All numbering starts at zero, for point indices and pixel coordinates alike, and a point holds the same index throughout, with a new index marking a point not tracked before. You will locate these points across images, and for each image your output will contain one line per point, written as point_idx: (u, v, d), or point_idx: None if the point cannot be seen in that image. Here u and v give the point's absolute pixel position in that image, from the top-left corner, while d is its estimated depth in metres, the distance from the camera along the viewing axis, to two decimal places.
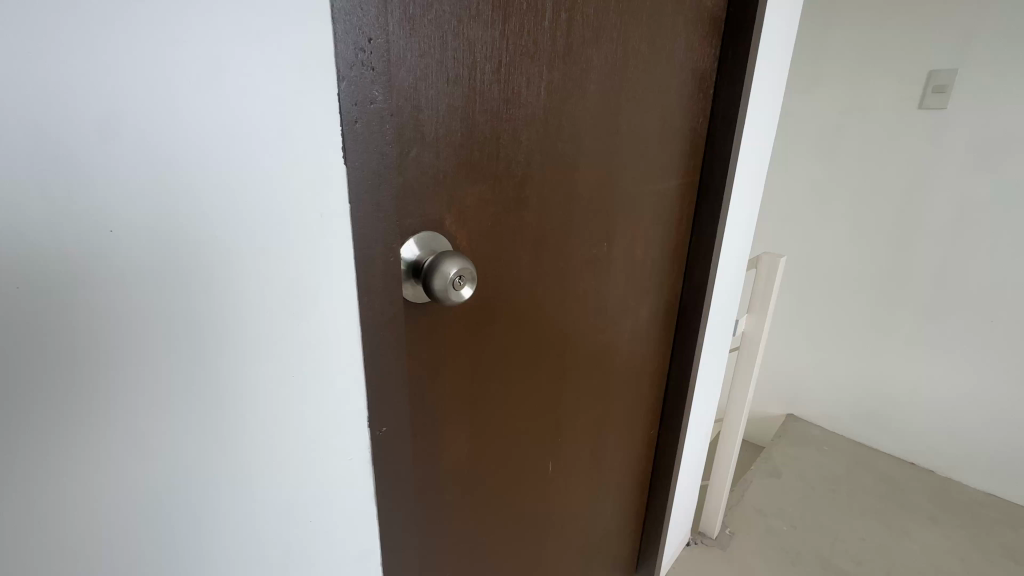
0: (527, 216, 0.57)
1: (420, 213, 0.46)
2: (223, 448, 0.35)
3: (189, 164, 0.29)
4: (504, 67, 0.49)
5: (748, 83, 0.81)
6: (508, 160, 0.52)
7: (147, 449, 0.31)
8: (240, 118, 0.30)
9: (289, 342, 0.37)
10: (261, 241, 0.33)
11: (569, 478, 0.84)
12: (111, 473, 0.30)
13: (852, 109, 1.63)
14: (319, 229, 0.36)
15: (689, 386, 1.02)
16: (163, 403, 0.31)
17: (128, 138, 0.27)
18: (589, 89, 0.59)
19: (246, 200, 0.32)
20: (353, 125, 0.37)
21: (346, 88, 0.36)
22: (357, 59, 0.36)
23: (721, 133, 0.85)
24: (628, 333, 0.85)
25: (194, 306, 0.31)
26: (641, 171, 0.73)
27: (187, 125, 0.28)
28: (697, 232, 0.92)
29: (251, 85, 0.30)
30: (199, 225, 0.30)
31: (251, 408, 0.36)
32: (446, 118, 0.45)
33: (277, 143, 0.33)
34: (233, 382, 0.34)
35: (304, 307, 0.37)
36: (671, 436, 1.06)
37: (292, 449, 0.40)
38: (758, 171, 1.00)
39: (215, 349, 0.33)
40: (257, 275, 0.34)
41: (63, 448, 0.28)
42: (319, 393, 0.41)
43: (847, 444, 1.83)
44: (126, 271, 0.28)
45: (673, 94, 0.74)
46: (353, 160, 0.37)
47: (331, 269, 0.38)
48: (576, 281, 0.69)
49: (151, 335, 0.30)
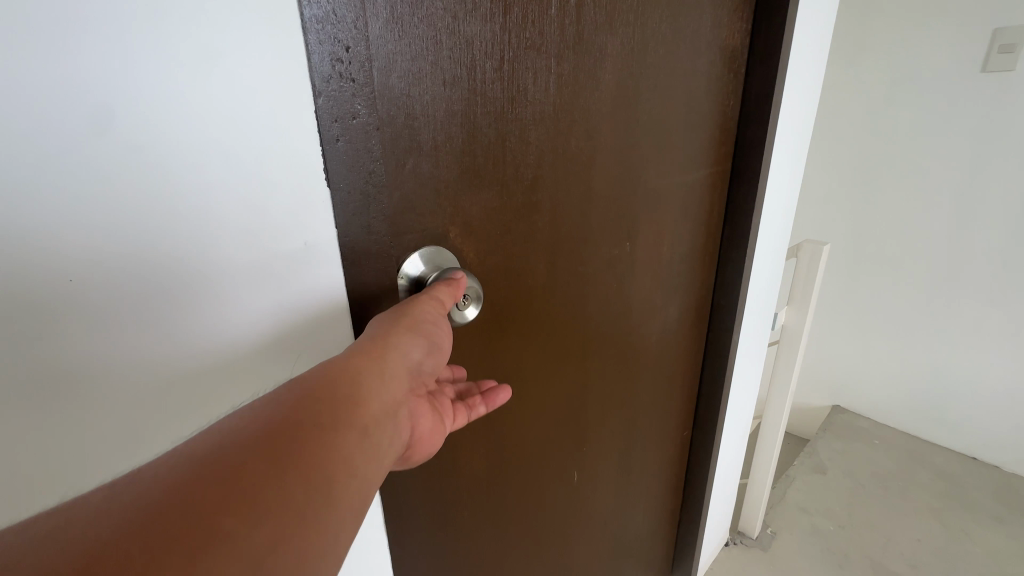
0: (540, 221, 0.53)
1: (422, 227, 0.43)
2: (247, 383, 0.36)
3: (164, 161, 0.29)
4: (510, 63, 0.45)
5: (784, 59, 0.75)
6: (516, 162, 0.48)
7: (154, 416, 0.32)
8: (210, 118, 0.30)
9: (288, 327, 0.37)
10: (257, 236, 0.34)
11: (595, 486, 0.81)
12: (129, 434, 0.32)
13: (904, 75, 1.48)
14: (305, 258, 0.36)
15: (723, 384, 0.96)
16: (160, 379, 0.32)
17: (111, 132, 0.27)
18: (604, 79, 0.54)
19: (224, 199, 0.32)
20: (335, 145, 0.35)
21: (325, 103, 0.34)
22: (332, 70, 0.34)
23: (754, 115, 0.78)
24: (656, 333, 0.80)
25: (179, 309, 0.31)
26: (665, 163, 0.68)
27: (163, 126, 0.28)
28: (728, 221, 0.86)
29: (220, 84, 0.30)
30: (180, 220, 0.30)
31: (270, 360, 0.37)
32: (444, 124, 0.41)
33: (254, 142, 0.32)
34: (245, 339, 0.35)
35: (302, 299, 0.37)
36: (706, 436, 1.01)
37: None
38: (797, 155, 0.92)
39: (198, 354, 0.33)
40: (245, 269, 0.34)
41: (76, 420, 0.29)
42: None
43: (899, 437, 1.72)
44: (114, 271, 0.29)
45: (700, 74, 0.68)
46: (335, 179, 0.36)
47: (317, 281, 0.38)
48: (597, 284, 0.65)
49: (130, 350, 0.30)
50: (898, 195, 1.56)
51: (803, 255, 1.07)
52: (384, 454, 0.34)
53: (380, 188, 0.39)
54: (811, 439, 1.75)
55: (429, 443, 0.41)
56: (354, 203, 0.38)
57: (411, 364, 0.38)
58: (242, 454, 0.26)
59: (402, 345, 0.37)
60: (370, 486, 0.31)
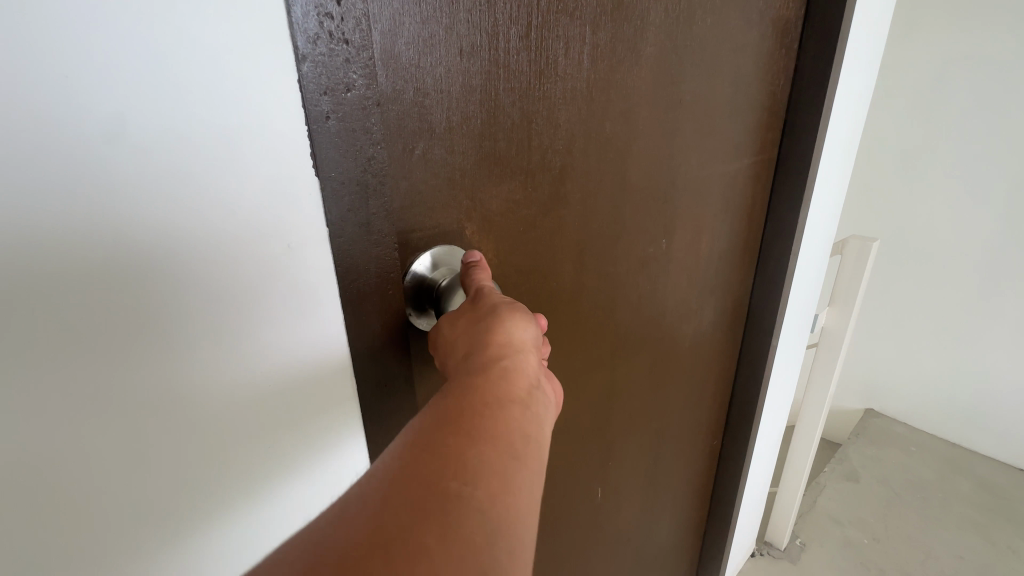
0: (568, 217, 0.47)
1: (432, 223, 0.37)
2: (230, 432, 0.29)
3: (116, 146, 0.22)
4: (540, 31, 0.38)
5: (845, 32, 0.66)
6: (544, 148, 0.42)
7: (169, 435, 0.27)
8: (187, 85, 0.23)
9: (275, 357, 0.30)
10: (261, 227, 0.28)
11: (619, 501, 0.75)
12: (140, 457, 0.26)
13: (958, 57, 1.36)
14: (291, 265, 0.30)
15: (759, 391, 0.89)
16: (185, 381, 0.27)
17: (108, 91, 0.21)
18: (644, 52, 0.47)
19: (192, 194, 0.25)
20: (325, 124, 0.28)
21: (312, 71, 0.27)
22: (321, 30, 0.27)
23: (807, 98, 0.70)
24: (689, 338, 0.74)
25: (172, 326, 0.26)
26: (708, 150, 0.61)
27: (162, 93, 0.23)
28: (772, 215, 0.78)
29: (189, 43, 0.23)
30: (178, 200, 0.24)
31: (274, 388, 0.31)
32: (461, 101, 0.35)
33: (230, 117, 0.25)
34: (245, 361, 0.29)
35: (304, 311, 0.31)
36: (739, 445, 0.94)
37: (305, 460, 0.34)
38: (849, 143, 0.83)
39: (215, 361, 0.28)
40: (222, 286, 0.27)
41: (89, 436, 0.24)
42: (325, 417, 0.34)
43: (937, 444, 1.62)
44: (129, 248, 0.23)
45: (750, 49, 0.60)
46: (326, 169, 0.29)
47: (307, 293, 0.31)
48: (629, 285, 0.58)
49: (120, 372, 0.24)
50: (947, 188, 1.45)
51: (849, 252, 0.99)
52: (547, 426, 0.32)
53: (383, 178, 0.32)
54: (842, 444, 1.66)
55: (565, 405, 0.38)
56: (351, 196, 0.31)
57: (537, 338, 0.34)
58: (416, 457, 0.24)
59: (519, 324, 0.33)
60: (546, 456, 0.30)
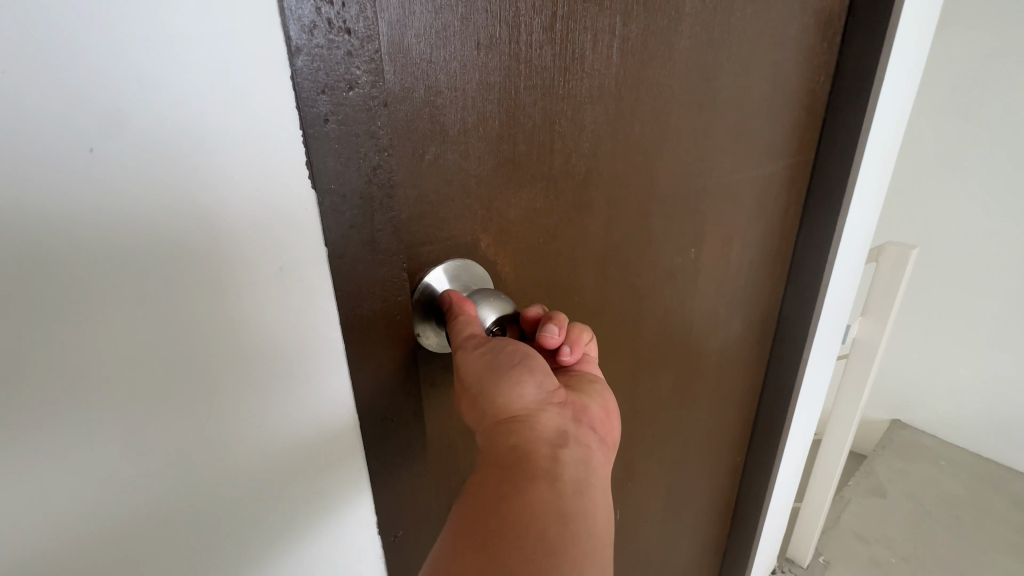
0: (591, 226, 0.43)
1: (444, 235, 0.33)
2: (238, 457, 0.28)
3: (111, 142, 0.20)
4: (566, 22, 0.34)
5: (892, 27, 0.62)
6: (567, 151, 0.38)
7: (181, 445, 0.25)
8: (207, 77, 0.22)
9: (284, 389, 0.28)
10: (276, 242, 0.26)
11: (640, 521, 0.71)
12: (151, 465, 0.24)
13: (1003, 52, 1.28)
14: (299, 292, 0.27)
15: (787, 406, 0.85)
16: (196, 392, 0.25)
17: (129, 73, 0.20)
18: (679, 44, 0.43)
19: (195, 207, 0.23)
20: (324, 127, 0.25)
21: (308, 64, 0.24)
22: (317, 18, 0.23)
23: (849, 97, 0.65)
24: (717, 351, 0.69)
25: (187, 330, 0.24)
26: (742, 152, 0.57)
27: (182, 79, 0.21)
28: (803, 228, 0.74)
29: (192, 35, 0.21)
30: (192, 195, 0.22)
31: (286, 414, 0.29)
32: (478, 100, 0.31)
33: (234, 119, 0.23)
34: (258, 380, 0.27)
35: (315, 336, 0.29)
36: (764, 461, 0.90)
37: (312, 495, 0.32)
38: (891, 144, 0.78)
39: (231, 372, 0.26)
40: (232, 301, 0.25)
41: (99, 440, 0.23)
42: (339, 454, 0.32)
43: (969, 459, 1.54)
44: (144, 243, 0.22)
45: (792, 43, 0.56)
46: (325, 180, 0.26)
47: (307, 317, 0.28)
48: (655, 297, 0.54)
49: (135, 374, 0.23)
50: (988, 190, 1.37)
51: (884, 259, 0.93)
52: (588, 483, 0.30)
53: (389, 189, 0.29)
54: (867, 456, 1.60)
55: (619, 422, 0.36)
56: (352, 212, 0.27)
57: (543, 389, 0.31)
58: None
59: (514, 388, 0.31)
60: (593, 524, 0.29)
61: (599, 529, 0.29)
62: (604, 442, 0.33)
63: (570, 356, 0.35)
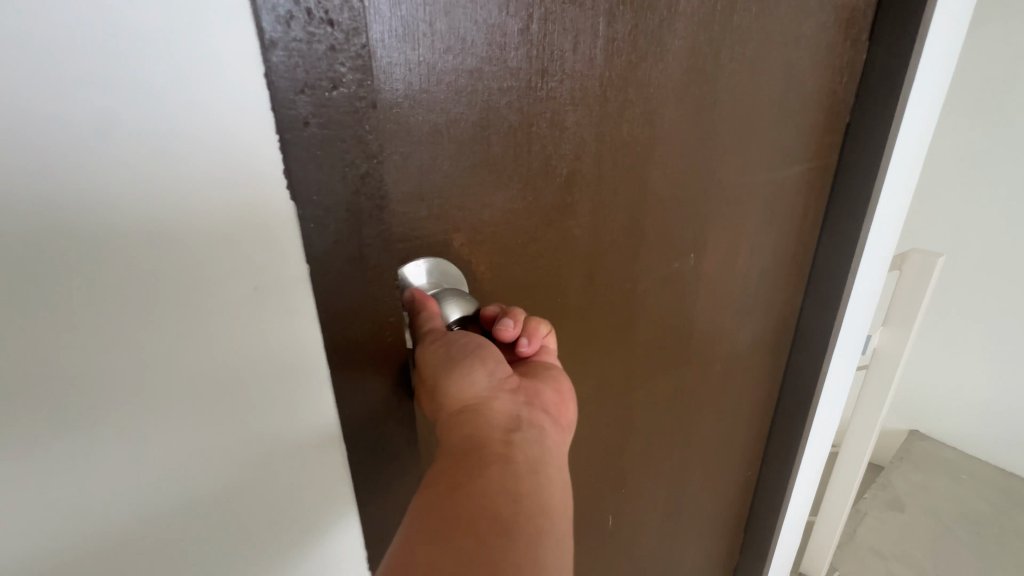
0: (577, 228, 0.42)
1: (418, 232, 0.34)
2: (223, 452, 0.30)
3: (103, 160, 0.22)
4: (544, 23, 0.34)
5: (927, 22, 0.59)
6: (549, 152, 0.38)
7: (169, 438, 0.27)
8: (195, 103, 0.23)
9: (267, 394, 0.30)
10: (260, 259, 0.27)
11: (640, 527, 0.71)
12: (142, 453, 0.27)
13: None
14: (281, 307, 0.29)
15: (802, 418, 0.82)
16: (184, 390, 0.27)
17: (122, 101, 0.21)
18: (672, 44, 0.42)
19: (181, 221, 0.24)
20: (303, 130, 0.26)
21: (286, 60, 0.24)
22: (296, 14, 0.24)
23: (876, 97, 0.63)
24: (724, 358, 0.68)
25: (174, 332, 0.26)
26: (751, 156, 0.55)
27: (171, 105, 0.22)
28: (829, 222, 0.71)
29: (181, 63, 0.22)
30: (179, 211, 0.24)
31: (271, 419, 0.31)
32: (454, 103, 0.32)
33: (214, 143, 0.24)
34: (241, 386, 0.29)
35: (296, 347, 0.30)
36: (778, 474, 0.87)
37: (294, 495, 0.33)
38: (921, 146, 0.74)
39: (216, 376, 0.28)
40: (217, 309, 0.27)
41: (92, 428, 0.25)
42: (320, 459, 0.34)
43: (994, 475, 1.44)
44: (136, 253, 0.24)
45: (808, 44, 0.54)
46: (300, 185, 0.27)
47: (284, 334, 0.29)
48: (652, 302, 0.54)
49: (126, 371, 0.25)
50: None
51: (909, 267, 0.89)
52: (544, 461, 0.32)
53: (377, 198, 0.30)
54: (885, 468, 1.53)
55: (575, 405, 0.38)
56: (330, 213, 0.28)
57: (494, 376, 0.34)
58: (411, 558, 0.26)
59: (467, 376, 0.33)
60: (551, 493, 0.30)
61: (559, 500, 0.30)
62: (558, 423, 0.35)
63: (526, 346, 0.37)
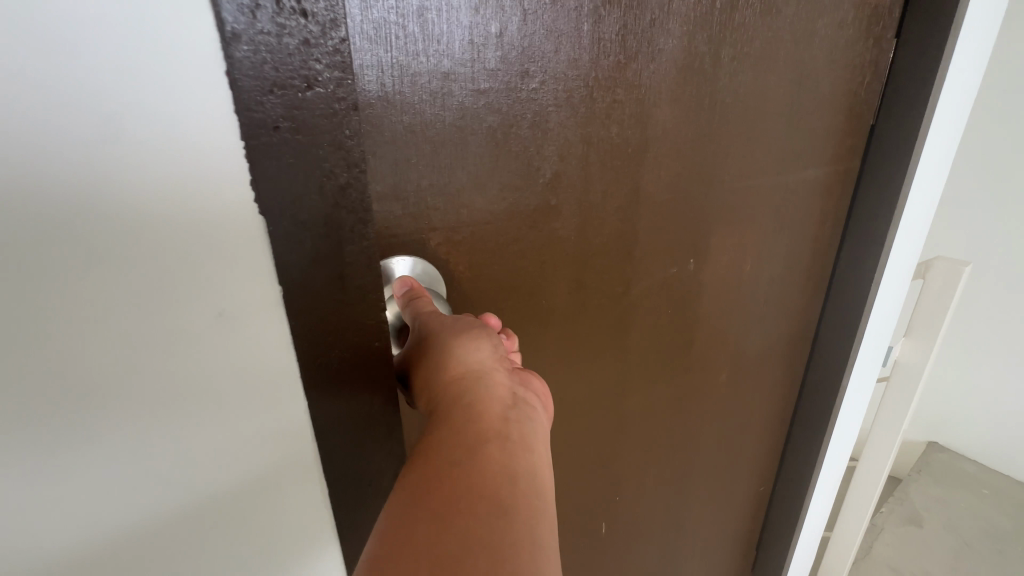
0: (562, 230, 0.42)
1: (388, 231, 0.35)
2: (194, 463, 0.30)
3: (79, 174, 0.22)
4: (524, 22, 0.34)
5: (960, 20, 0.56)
6: (530, 153, 0.38)
7: (139, 446, 0.28)
8: (162, 122, 0.23)
9: (239, 409, 0.30)
10: (229, 277, 0.27)
11: (638, 534, 0.70)
12: (114, 458, 0.27)
13: None
14: (251, 325, 0.29)
15: (817, 432, 0.79)
16: (154, 400, 0.27)
17: (86, 119, 0.21)
18: (663, 46, 0.41)
19: (149, 238, 0.24)
20: (275, 134, 0.26)
21: (251, 55, 0.24)
22: (260, 7, 0.23)
23: (905, 100, 0.60)
24: (730, 367, 0.66)
25: (144, 344, 0.26)
26: (758, 160, 0.53)
27: (136, 123, 0.22)
28: (850, 230, 0.68)
29: (146, 81, 0.22)
30: (147, 228, 0.24)
31: (243, 433, 0.31)
32: (429, 104, 0.32)
33: (185, 165, 0.24)
34: (212, 401, 0.29)
35: (266, 363, 0.30)
36: (791, 488, 0.84)
37: (265, 507, 0.34)
38: (950, 150, 0.70)
39: (185, 389, 0.28)
40: (186, 324, 0.27)
41: (63, 433, 0.26)
42: (292, 472, 0.34)
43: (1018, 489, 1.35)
44: (104, 266, 0.24)
45: (822, 46, 0.52)
46: (269, 194, 0.27)
47: (255, 350, 0.29)
48: (648, 307, 0.53)
49: (96, 379, 0.26)
50: None
51: (933, 275, 0.85)
52: (542, 436, 0.32)
53: (359, 213, 0.30)
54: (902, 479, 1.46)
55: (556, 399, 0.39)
56: (303, 220, 0.28)
57: (500, 351, 0.34)
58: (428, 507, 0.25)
59: (475, 346, 0.34)
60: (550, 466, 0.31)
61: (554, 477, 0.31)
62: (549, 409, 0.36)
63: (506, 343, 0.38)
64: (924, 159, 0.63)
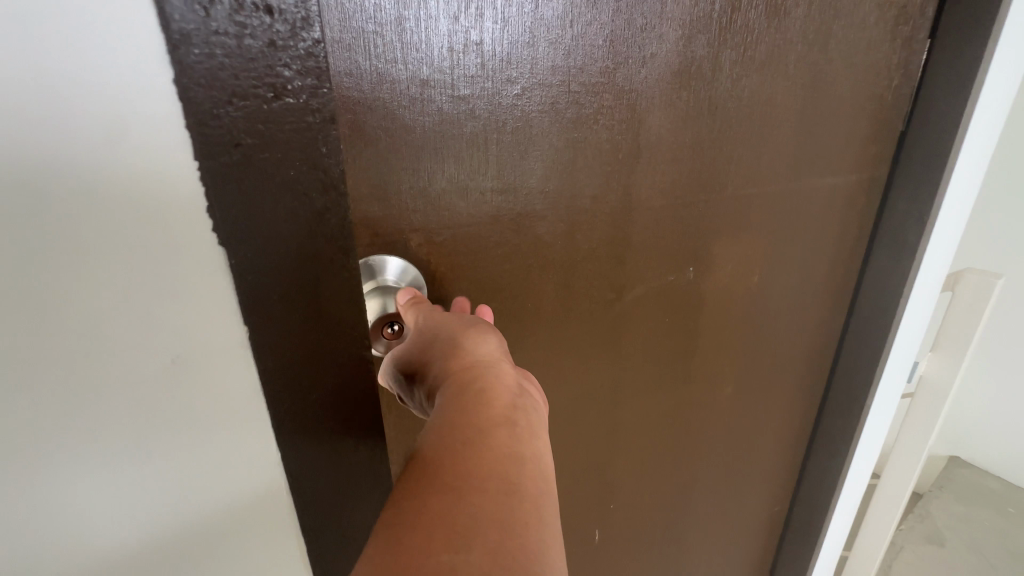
0: (546, 233, 0.43)
1: (368, 231, 0.36)
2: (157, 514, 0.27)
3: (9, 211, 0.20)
4: (506, 30, 0.34)
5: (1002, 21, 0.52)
6: (512, 158, 0.38)
7: (92, 501, 0.25)
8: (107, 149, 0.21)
9: (205, 455, 0.28)
10: (190, 316, 0.25)
11: (633, 542, 0.69)
12: (63, 518, 0.25)
13: None
14: (216, 364, 0.27)
15: (834, 450, 0.76)
16: (107, 452, 0.25)
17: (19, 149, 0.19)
18: (658, 52, 0.41)
19: (97, 279, 0.22)
20: (235, 151, 0.24)
21: (204, 61, 0.22)
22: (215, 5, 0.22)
23: (940, 107, 0.56)
24: (736, 377, 0.65)
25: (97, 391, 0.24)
26: (764, 168, 0.52)
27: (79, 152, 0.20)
28: (877, 242, 0.64)
29: (89, 105, 0.20)
30: (94, 266, 0.22)
31: (209, 481, 0.29)
32: (407, 110, 0.33)
33: (136, 193, 0.22)
34: (173, 449, 0.27)
35: (234, 403, 0.28)
36: (809, 510, 0.80)
37: (233, 556, 0.31)
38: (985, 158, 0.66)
39: (143, 440, 0.26)
40: (142, 367, 0.25)
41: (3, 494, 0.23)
42: (264, 516, 0.32)
43: None
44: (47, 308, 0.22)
45: (840, 50, 0.50)
46: (234, 217, 0.25)
47: (220, 390, 0.27)
48: (642, 314, 0.52)
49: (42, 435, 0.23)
50: None
51: (962, 287, 0.81)
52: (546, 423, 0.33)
53: (334, 237, 0.31)
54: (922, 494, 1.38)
55: None
56: (269, 245, 0.27)
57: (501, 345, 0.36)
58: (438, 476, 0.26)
59: (480, 340, 0.35)
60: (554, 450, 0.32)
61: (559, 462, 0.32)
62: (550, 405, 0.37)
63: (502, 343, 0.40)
64: (960, 169, 0.59)
